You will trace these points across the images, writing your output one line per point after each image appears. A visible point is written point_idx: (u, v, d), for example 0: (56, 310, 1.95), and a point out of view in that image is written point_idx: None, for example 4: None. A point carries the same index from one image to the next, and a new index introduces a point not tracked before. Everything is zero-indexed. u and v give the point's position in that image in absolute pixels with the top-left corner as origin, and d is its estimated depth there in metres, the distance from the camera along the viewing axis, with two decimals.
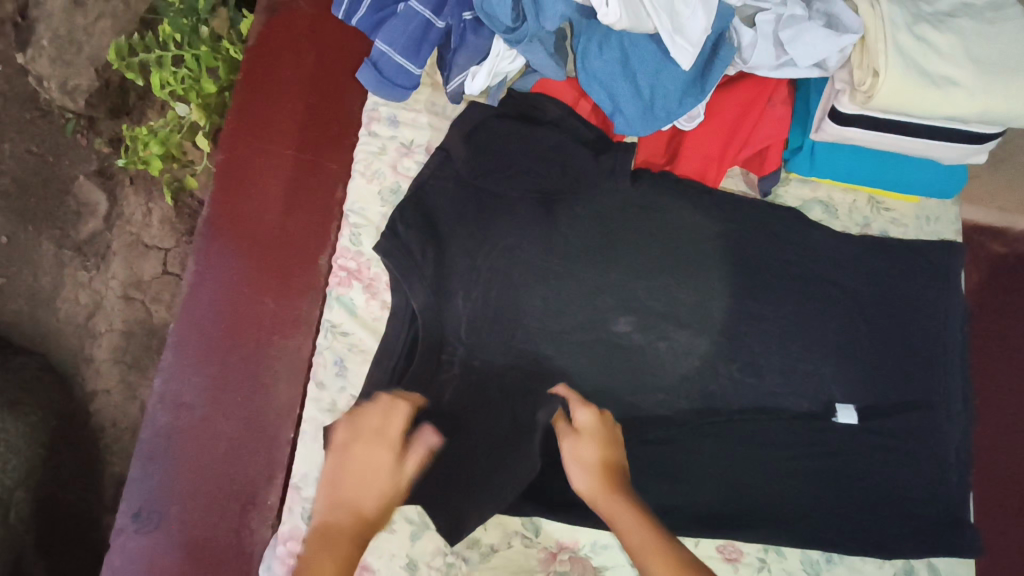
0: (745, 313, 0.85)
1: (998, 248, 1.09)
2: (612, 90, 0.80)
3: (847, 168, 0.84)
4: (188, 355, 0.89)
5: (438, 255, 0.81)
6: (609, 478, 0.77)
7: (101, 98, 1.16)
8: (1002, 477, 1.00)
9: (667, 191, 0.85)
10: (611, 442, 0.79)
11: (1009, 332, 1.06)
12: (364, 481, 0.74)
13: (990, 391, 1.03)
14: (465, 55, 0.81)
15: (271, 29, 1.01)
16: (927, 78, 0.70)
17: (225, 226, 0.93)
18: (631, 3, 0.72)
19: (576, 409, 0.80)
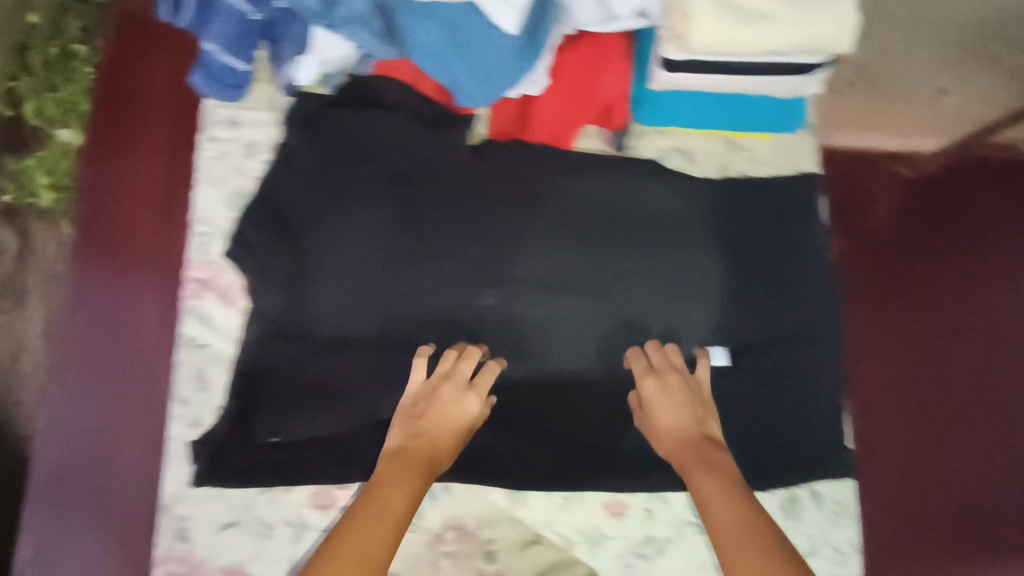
0: (613, 270, 0.85)
1: (904, 169, 1.07)
2: (443, 65, 0.78)
3: (689, 113, 0.83)
4: (64, 406, 0.79)
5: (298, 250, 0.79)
6: (713, 427, 0.75)
7: None
8: (900, 395, 0.98)
9: (517, 159, 0.84)
10: (687, 400, 0.77)
11: (915, 249, 1.04)
12: (440, 419, 0.73)
13: (887, 307, 1.02)
14: (290, 47, 0.76)
15: (124, 39, 0.91)
16: (735, 16, 0.69)
17: (89, 257, 0.84)
18: None
19: (644, 372, 0.79)
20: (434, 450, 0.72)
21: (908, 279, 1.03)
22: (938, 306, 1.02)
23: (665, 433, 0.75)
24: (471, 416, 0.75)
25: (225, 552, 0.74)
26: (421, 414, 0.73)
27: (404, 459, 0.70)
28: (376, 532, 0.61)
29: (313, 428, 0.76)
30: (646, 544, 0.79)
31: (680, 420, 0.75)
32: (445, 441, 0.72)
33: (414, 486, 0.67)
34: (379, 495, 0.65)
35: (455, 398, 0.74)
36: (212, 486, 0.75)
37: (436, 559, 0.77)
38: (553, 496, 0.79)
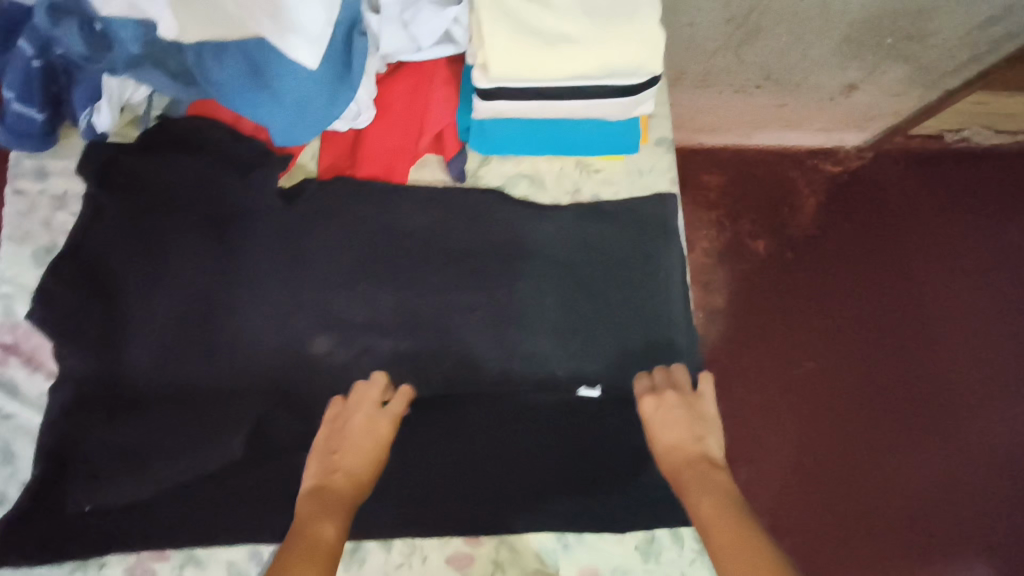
0: (455, 305, 0.80)
1: (830, 168, 1.56)
2: (248, 103, 0.73)
3: (522, 142, 0.78)
4: None
5: (109, 309, 0.74)
6: (693, 449, 0.70)
7: None
8: (751, 392, 1.41)
9: (343, 194, 0.79)
10: (689, 418, 0.72)
11: (752, 279, 1.47)
12: (369, 453, 0.67)
13: (742, 334, 1.43)
14: (83, 92, 0.72)
15: None
16: (533, 39, 0.65)
17: None
18: (204, 18, 0.65)
19: (646, 390, 0.76)
20: (357, 486, 0.65)
21: (762, 307, 1.45)
22: (769, 321, 1.45)
23: (668, 451, 0.71)
24: (384, 443, 0.69)
25: None
26: (340, 447, 0.67)
27: (338, 490, 0.64)
28: (307, 571, 0.55)
29: (123, 499, 0.71)
30: None
31: (679, 436, 0.71)
32: (367, 477, 0.66)
33: (342, 520, 0.61)
34: (312, 528, 0.59)
35: (388, 431, 0.69)
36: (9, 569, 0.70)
37: None
38: (392, 554, 0.76)
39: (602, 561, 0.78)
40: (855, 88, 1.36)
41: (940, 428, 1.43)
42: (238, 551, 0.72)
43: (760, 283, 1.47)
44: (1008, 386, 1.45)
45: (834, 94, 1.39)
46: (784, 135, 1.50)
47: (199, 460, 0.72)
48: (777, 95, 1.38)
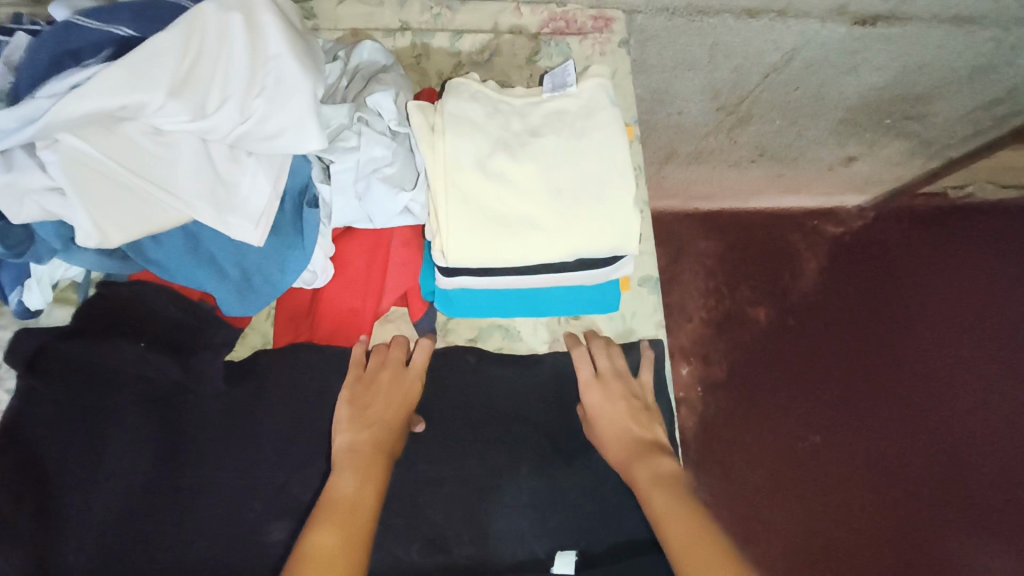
0: (426, 478, 0.73)
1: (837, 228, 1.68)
2: (193, 278, 0.68)
3: (492, 309, 0.71)
4: None
5: (42, 504, 0.67)
6: (641, 437, 0.68)
7: None
8: (767, 433, 1.53)
9: (303, 364, 0.74)
10: (632, 408, 0.71)
11: (766, 335, 1.59)
12: (398, 404, 0.69)
13: (763, 380, 1.56)
14: (10, 275, 0.66)
15: None
16: (493, 221, 0.60)
17: None
18: (126, 214, 0.59)
19: (588, 375, 0.74)
20: (386, 429, 0.66)
21: (781, 356, 1.58)
22: (795, 367, 1.58)
23: (614, 437, 0.69)
24: (411, 397, 0.70)
25: None
26: (365, 399, 0.68)
27: (366, 433, 0.65)
28: (333, 539, 0.52)
29: None
30: None
31: (628, 425, 0.70)
32: (395, 420, 0.67)
33: (372, 465, 0.61)
34: (339, 478, 0.59)
35: (408, 382, 0.71)
36: None
37: None
38: None
39: None
40: (853, 160, 1.46)
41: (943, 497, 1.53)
42: None
43: (779, 337, 1.60)
44: (986, 462, 1.56)
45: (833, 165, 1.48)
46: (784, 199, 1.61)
47: None
48: (776, 169, 1.48)
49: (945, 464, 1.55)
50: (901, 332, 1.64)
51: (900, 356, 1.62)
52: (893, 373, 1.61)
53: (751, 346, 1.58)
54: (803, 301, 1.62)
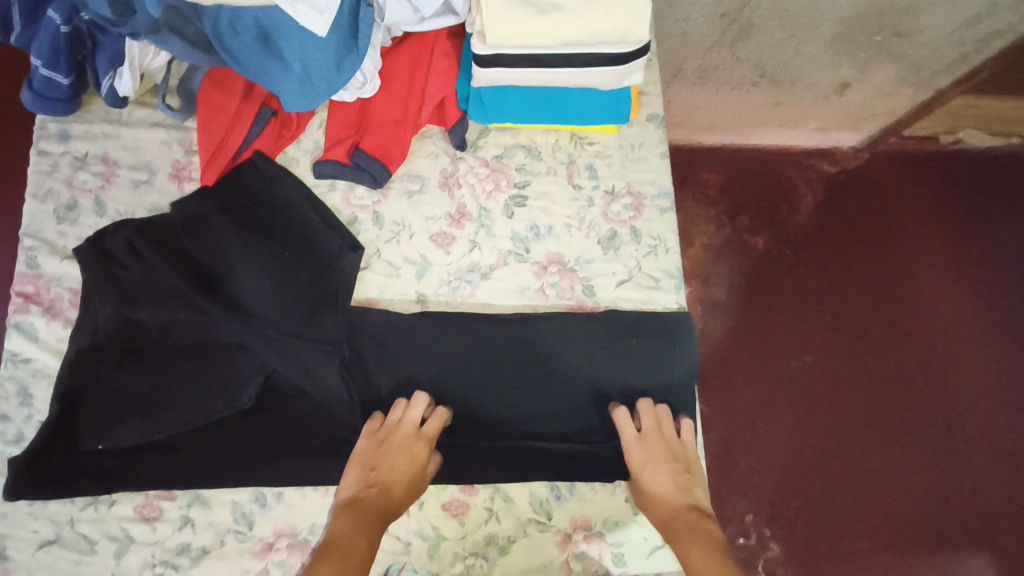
0: (454, 268, 0.85)
1: (862, 155, 1.42)
2: (262, 70, 0.79)
3: (518, 110, 0.82)
4: None
5: (133, 273, 0.77)
6: (683, 504, 0.74)
7: None
8: (772, 340, 1.31)
9: (352, 163, 0.84)
10: (673, 473, 0.76)
11: (782, 248, 1.35)
12: (405, 474, 0.73)
13: (775, 287, 1.34)
14: (108, 58, 0.79)
15: None
16: (528, 6, 0.70)
17: None
18: None
19: (633, 438, 0.77)
20: (388, 503, 0.71)
21: (800, 271, 1.35)
22: (817, 287, 1.35)
23: (656, 502, 0.75)
24: (421, 459, 0.74)
25: (44, 571, 0.71)
26: (376, 463, 0.73)
27: (370, 514, 0.70)
28: None
29: (144, 440, 0.75)
30: (487, 543, 0.78)
31: (668, 490, 0.75)
32: (400, 498, 0.72)
33: (361, 532, 0.68)
34: (330, 549, 0.66)
35: (418, 449, 0.74)
36: (28, 503, 0.72)
37: (265, 569, 0.74)
38: None
39: (593, 513, 0.80)
40: (848, 86, 1.41)
41: (967, 446, 1.29)
42: (243, 494, 0.75)
43: (799, 253, 1.36)
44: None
45: (829, 93, 1.40)
46: (784, 135, 1.40)
47: (219, 395, 0.76)
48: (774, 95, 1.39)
49: (975, 395, 1.33)
50: (950, 258, 1.40)
51: (945, 281, 1.38)
52: (943, 308, 1.37)
53: (773, 284, 1.34)
54: (820, 229, 1.37)
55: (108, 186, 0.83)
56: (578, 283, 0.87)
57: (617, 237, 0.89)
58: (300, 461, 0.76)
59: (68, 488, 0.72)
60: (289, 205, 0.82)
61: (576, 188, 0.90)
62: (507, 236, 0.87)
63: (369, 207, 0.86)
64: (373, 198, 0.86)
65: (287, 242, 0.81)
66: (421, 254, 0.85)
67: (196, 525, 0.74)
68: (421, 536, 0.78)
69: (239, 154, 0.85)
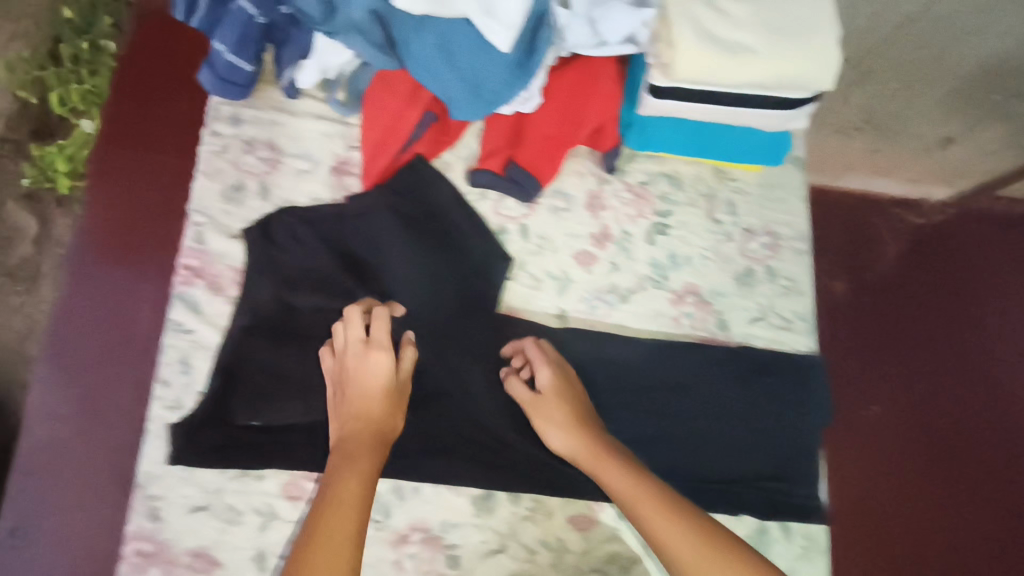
0: (595, 286, 0.87)
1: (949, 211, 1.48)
2: (439, 78, 0.81)
3: (676, 142, 0.85)
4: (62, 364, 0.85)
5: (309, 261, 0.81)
6: (587, 435, 0.74)
7: (23, 120, 1.15)
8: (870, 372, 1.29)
9: (508, 176, 0.87)
10: (571, 403, 0.77)
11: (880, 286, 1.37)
12: (386, 388, 0.74)
13: (872, 324, 1.33)
14: (293, 50, 0.81)
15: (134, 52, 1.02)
16: (719, 46, 0.72)
17: (93, 236, 0.92)
18: None
19: (521, 385, 0.78)
20: (371, 423, 0.72)
21: (896, 312, 1.35)
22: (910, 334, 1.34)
23: (563, 442, 0.75)
24: (386, 367, 0.75)
25: (190, 537, 0.74)
26: (344, 394, 0.74)
27: (358, 437, 0.71)
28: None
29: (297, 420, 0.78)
30: (608, 559, 0.80)
31: (568, 419, 0.75)
32: (382, 415, 0.73)
33: (370, 466, 0.68)
34: (333, 489, 0.65)
35: (543, 378, 0.77)
36: (185, 468, 0.76)
37: (400, 560, 0.76)
38: (519, 507, 0.80)
39: None
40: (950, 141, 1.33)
41: None
42: (381, 485, 0.78)
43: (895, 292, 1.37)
44: None
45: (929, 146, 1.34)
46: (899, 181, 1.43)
47: None
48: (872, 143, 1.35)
49: None
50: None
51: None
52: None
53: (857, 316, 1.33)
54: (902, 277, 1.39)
55: (273, 172, 0.86)
56: (711, 315, 0.88)
57: (752, 274, 0.90)
58: (441, 458, 0.79)
59: (223, 456, 0.76)
60: (447, 209, 0.86)
61: (715, 222, 0.92)
62: (646, 261, 0.89)
63: (517, 219, 0.88)
64: (521, 210, 0.89)
65: (449, 244, 0.85)
66: (563, 269, 0.87)
67: None
68: (547, 546, 0.79)
69: (400, 154, 0.87)
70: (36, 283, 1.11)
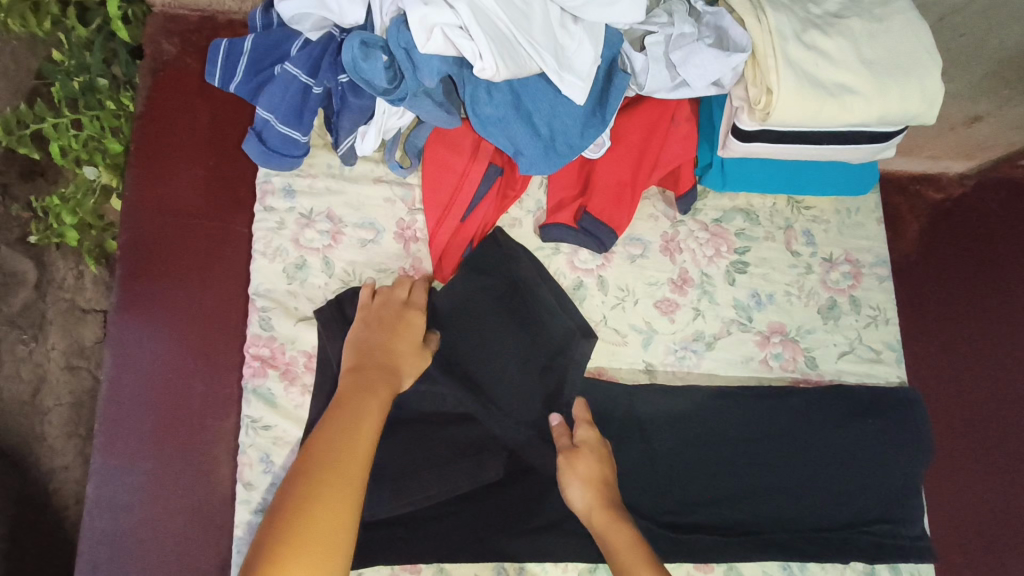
0: (680, 335, 0.84)
1: None
2: (511, 133, 0.75)
3: (759, 179, 0.83)
4: (120, 451, 0.78)
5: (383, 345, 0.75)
6: (608, 504, 0.70)
7: (6, 160, 1.02)
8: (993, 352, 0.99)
9: (586, 227, 0.82)
10: (608, 475, 0.72)
11: (994, 233, 1.05)
12: (412, 331, 0.75)
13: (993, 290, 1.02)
14: (351, 116, 0.77)
15: (159, 91, 0.92)
16: (820, 89, 0.69)
17: (134, 306, 0.83)
18: (509, 50, 0.69)
19: (563, 437, 0.74)
20: (393, 364, 0.72)
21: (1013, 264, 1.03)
22: None
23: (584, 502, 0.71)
24: (416, 320, 0.76)
25: None
26: (371, 331, 0.74)
27: (377, 368, 0.71)
28: (322, 511, 0.58)
29: (393, 513, 0.74)
30: None
31: (600, 487, 0.71)
32: (404, 359, 0.73)
33: (382, 403, 0.69)
34: (355, 413, 0.66)
35: (590, 442, 0.73)
36: None
37: None
38: None
39: None
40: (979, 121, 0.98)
41: None
42: (485, 569, 0.75)
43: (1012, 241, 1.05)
44: None
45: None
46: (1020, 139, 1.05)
47: (464, 465, 0.76)
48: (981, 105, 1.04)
49: None
50: None
51: None
52: None
53: (927, 281, 1.01)
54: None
55: (336, 245, 0.83)
56: (801, 354, 0.85)
57: (837, 305, 0.87)
58: (543, 535, 0.76)
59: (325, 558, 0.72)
60: (528, 276, 0.81)
61: (794, 255, 0.88)
62: (729, 303, 0.85)
63: (594, 271, 0.85)
64: (597, 261, 0.85)
65: (525, 307, 0.81)
66: (646, 321, 0.84)
67: None
68: None
69: (466, 214, 0.83)
70: (45, 332, 1.02)
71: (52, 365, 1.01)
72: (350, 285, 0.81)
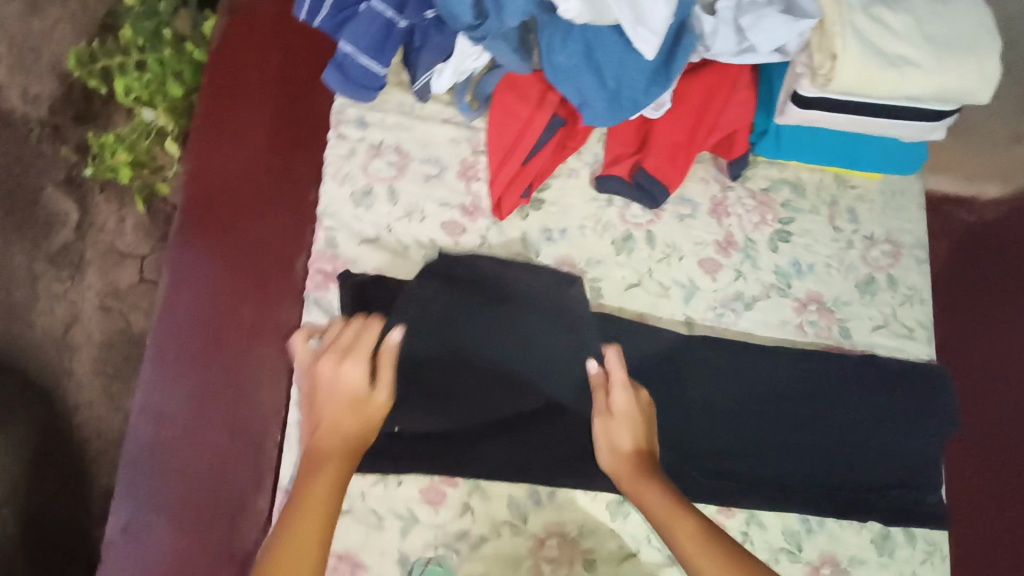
0: (721, 293, 0.87)
1: None
2: (579, 85, 0.79)
3: (811, 149, 0.86)
4: (168, 363, 0.76)
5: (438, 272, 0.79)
6: (642, 461, 0.71)
7: (64, 105, 1.15)
8: None
9: (639, 182, 0.86)
10: (648, 425, 0.74)
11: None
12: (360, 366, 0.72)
13: None
14: (431, 53, 0.82)
15: (234, 28, 0.89)
16: (883, 59, 0.72)
17: (192, 233, 0.80)
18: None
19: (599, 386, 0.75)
20: (345, 402, 0.70)
21: None
22: None
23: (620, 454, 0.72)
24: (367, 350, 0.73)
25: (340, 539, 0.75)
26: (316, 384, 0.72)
27: (325, 425, 0.70)
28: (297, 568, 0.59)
29: (438, 428, 0.78)
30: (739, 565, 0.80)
31: (637, 439, 0.72)
32: (353, 397, 0.71)
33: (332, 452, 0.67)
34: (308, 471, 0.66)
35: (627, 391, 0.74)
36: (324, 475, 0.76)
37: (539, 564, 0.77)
38: None
39: (840, 549, 0.81)
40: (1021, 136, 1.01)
41: None
42: (517, 489, 0.79)
43: None
44: None
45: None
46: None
47: (508, 391, 0.79)
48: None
49: None
50: None
51: None
52: None
53: (954, 279, 1.00)
54: None
55: (401, 177, 0.87)
56: (835, 323, 0.88)
57: (874, 281, 0.90)
58: (577, 466, 0.79)
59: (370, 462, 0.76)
60: None
61: (837, 229, 0.91)
62: (771, 269, 0.89)
63: (643, 226, 0.88)
64: (647, 217, 0.88)
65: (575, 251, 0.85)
66: (689, 277, 0.87)
67: (475, 515, 0.78)
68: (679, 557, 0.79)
69: (528, 158, 0.86)
70: (82, 271, 1.12)
71: (86, 303, 1.10)
72: (412, 216, 0.86)
